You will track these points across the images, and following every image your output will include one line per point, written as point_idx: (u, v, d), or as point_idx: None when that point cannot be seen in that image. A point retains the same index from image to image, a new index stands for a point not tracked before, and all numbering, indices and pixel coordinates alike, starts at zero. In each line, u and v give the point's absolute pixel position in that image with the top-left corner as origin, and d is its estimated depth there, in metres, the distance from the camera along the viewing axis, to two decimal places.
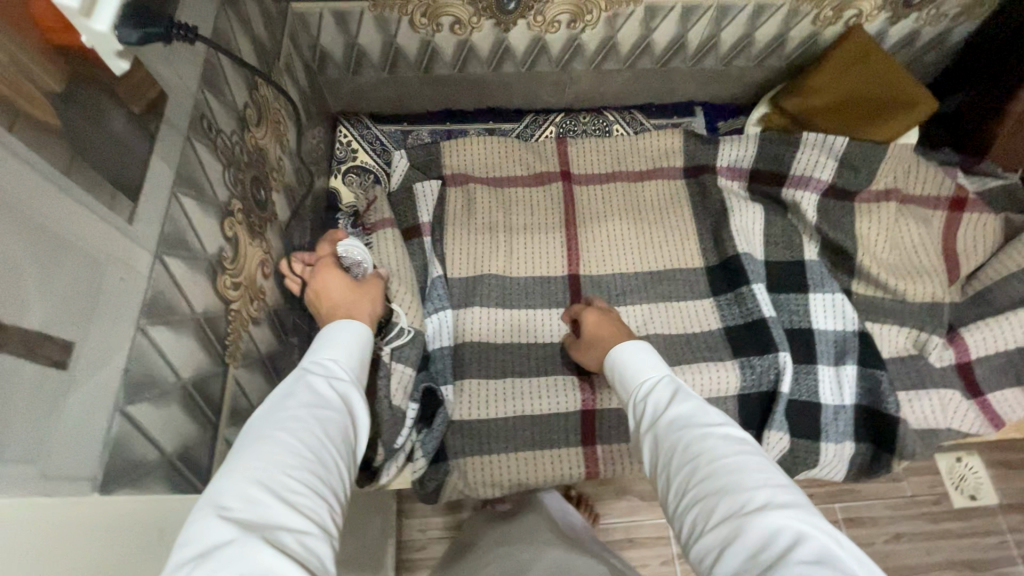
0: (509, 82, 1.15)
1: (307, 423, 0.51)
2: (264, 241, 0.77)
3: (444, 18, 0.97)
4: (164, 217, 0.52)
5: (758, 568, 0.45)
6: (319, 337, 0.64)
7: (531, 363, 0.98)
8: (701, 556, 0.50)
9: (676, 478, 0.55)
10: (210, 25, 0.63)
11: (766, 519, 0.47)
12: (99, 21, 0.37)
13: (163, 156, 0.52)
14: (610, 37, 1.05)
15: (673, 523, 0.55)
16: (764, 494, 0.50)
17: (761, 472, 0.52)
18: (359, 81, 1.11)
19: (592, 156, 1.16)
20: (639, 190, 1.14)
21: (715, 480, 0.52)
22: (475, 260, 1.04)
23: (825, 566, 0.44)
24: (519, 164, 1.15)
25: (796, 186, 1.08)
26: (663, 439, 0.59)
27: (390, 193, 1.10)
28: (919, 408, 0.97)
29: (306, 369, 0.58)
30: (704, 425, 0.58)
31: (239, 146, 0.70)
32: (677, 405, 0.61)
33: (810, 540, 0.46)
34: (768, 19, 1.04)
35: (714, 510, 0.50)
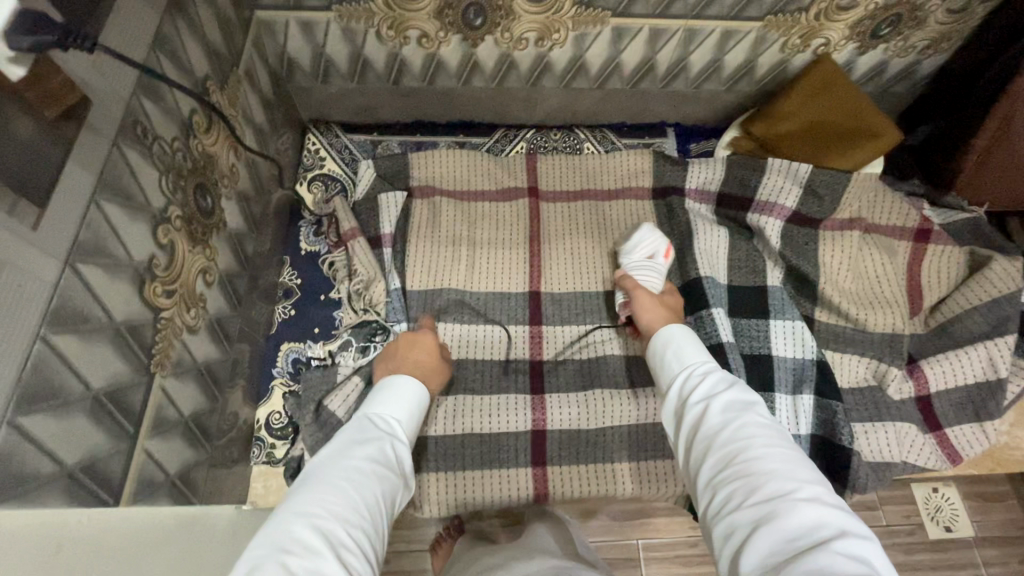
0: (479, 97, 1.15)
1: (366, 476, 0.60)
2: (208, 248, 0.76)
3: (410, 31, 0.98)
4: (80, 224, 0.51)
5: (792, 552, 0.45)
6: (378, 390, 0.75)
7: (485, 382, 0.96)
8: (732, 526, 0.50)
9: (720, 451, 0.55)
10: (152, 31, 0.63)
11: (814, 512, 0.47)
12: None
13: (82, 163, 0.52)
14: (579, 56, 1.05)
15: (705, 498, 0.55)
16: (813, 490, 0.49)
17: (810, 471, 0.52)
18: (328, 90, 1.11)
19: (559, 173, 1.17)
20: (606, 209, 1.14)
21: (764, 465, 0.52)
22: (436, 275, 1.04)
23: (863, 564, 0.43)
24: (489, 179, 1.15)
25: (761, 212, 1.08)
26: (712, 412, 0.59)
27: (353, 203, 1.10)
28: (876, 440, 0.95)
29: (371, 422, 0.69)
30: (754, 417, 0.58)
31: (180, 153, 0.69)
32: (732, 386, 0.62)
33: (855, 536, 0.45)
34: (735, 45, 1.04)
35: (759, 489, 0.50)
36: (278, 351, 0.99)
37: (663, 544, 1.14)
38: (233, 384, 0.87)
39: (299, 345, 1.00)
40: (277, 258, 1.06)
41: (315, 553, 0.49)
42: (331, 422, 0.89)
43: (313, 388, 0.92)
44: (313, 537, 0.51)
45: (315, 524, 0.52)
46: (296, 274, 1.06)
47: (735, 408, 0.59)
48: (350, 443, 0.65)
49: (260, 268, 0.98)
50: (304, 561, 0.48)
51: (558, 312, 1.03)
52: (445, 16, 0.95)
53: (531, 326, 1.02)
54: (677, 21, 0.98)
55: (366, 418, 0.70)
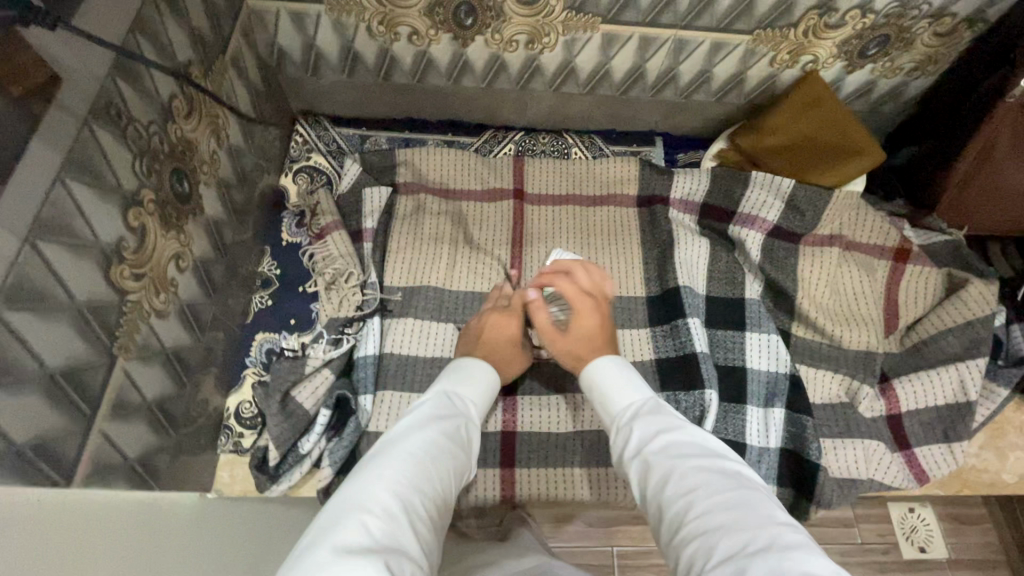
0: (469, 97, 1.15)
1: (444, 449, 0.62)
2: (183, 234, 0.76)
3: (400, 28, 0.98)
4: (43, 202, 0.51)
5: None
6: (454, 370, 0.76)
7: None
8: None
9: (672, 511, 0.56)
10: (132, 12, 0.63)
11: (768, 560, 0.47)
12: None
13: (49, 141, 0.52)
14: (569, 60, 1.06)
15: (672, 565, 0.55)
16: (770, 531, 0.50)
17: (765, 511, 0.53)
18: (317, 82, 1.11)
19: (545, 176, 1.17)
20: (589, 215, 1.16)
21: (713, 517, 0.53)
22: (414, 272, 1.03)
23: None
24: (474, 178, 1.15)
25: (741, 224, 1.09)
26: (654, 468, 0.61)
27: (337, 196, 1.10)
28: (843, 456, 0.95)
29: (442, 399, 0.70)
30: (698, 465, 0.59)
31: (157, 136, 0.69)
32: (669, 435, 0.64)
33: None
34: (724, 57, 1.05)
35: (715, 548, 0.50)
36: (252, 340, 0.99)
37: (635, 552, 1.14)
38: (203, 370, 0.87)
39: (274, 336, 1.00)
40: (258, 247, 1.05)
41: (391, 520, 0.51)
42: (299, 413, 0.90)
43: (281, 377, 0.91)
44: (388, 504, 0.52)
45: (390, 490, 0.53)
46: (275, 264, 1.06)
47: (677, 459, 0.60)
48: (419, 417, 0.65)
49: (239, 257, 0.98)
50: (382, 527, 0.50)
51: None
52: (435, 14, 0.95)
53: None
54: (667, 30, 0.98)
55: (440, 395, 0.70)
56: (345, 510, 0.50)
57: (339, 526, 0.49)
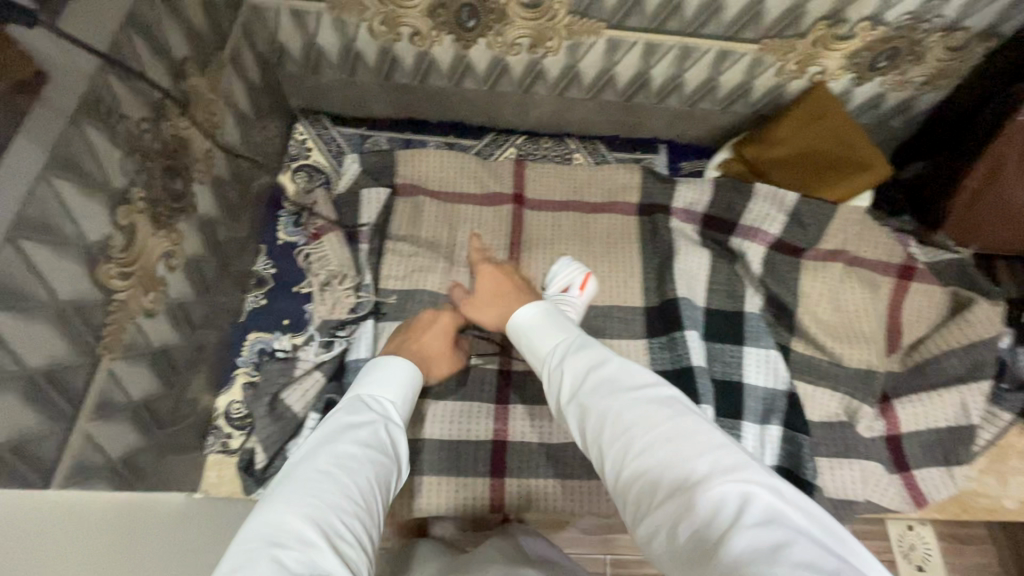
0: (470, 99, 1.14)
1: (360, 463, 0.64)
2: (174, 232, 0.75)
3: (402, 28, 0.97)
4: (26, 199, 0.50)
5: (710, 534, 0.50)
6: (368, 371, 0.78)
7: (449, 387, 0.94)
8: (653, 525, 0.55)
9: (613, 454, 0.60)
10: (126, 7, 0.62)
11: (708, 484, 0.53)
12: None
13: (35, 139, 0.51)
14: (572, 65, 1.04)
15: (620, 496, 0.60)
16: (704, 459, 0.55)
17: (700, 437, 0.57)
18: (318, 80, 1.10)
19: (546, 182, 1.16)
20: (590, 222, 1.14)
21: (652, 455, 0.57)
22: (411, 275, 1.03)
23: (773, 524, 0.49)
24: (474, 182, 1.14)
25: (743, 236, 1.07)
26: (591, 412, 0.64)
27: (335, 197, 1.09)
28: (840, 477, 0.93)
29: (359, 406, 0.72)
30: (630, 399, 0.62)
31: (149, 133, 0.68)
32: (598, 373, 0.67)
33: (750, 493, 0.52)
34: (730, 66, 1.03)
35: (662, 482, 0.56)
36: (245, 340, 0.98)
37: (629, 562, 1.13)
38: (192, 368, 0.86)
39: (266, 336, 0.99)
40: (254, 246, 1.05)
41: (307, 547, 0.53)
42: (288, 415, 0.89)
43: (270, 380, 0.91)
44: (301, 532, 0.54)
45: (303, 511, 0.56)
46: (270, 263, 1.05)
47: (609, 400, 0.63)
48: (336, 432, 0.68)
49: (233, 256, 0.97)
50: (295, 556, 0.52)
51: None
52: (437, 15, 0.94)
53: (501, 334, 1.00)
54: (673, 37, 0.97)
55: (356, 401, 0.73)
56: (252, 550, 0.52)
57: (264, 551, 0.52)
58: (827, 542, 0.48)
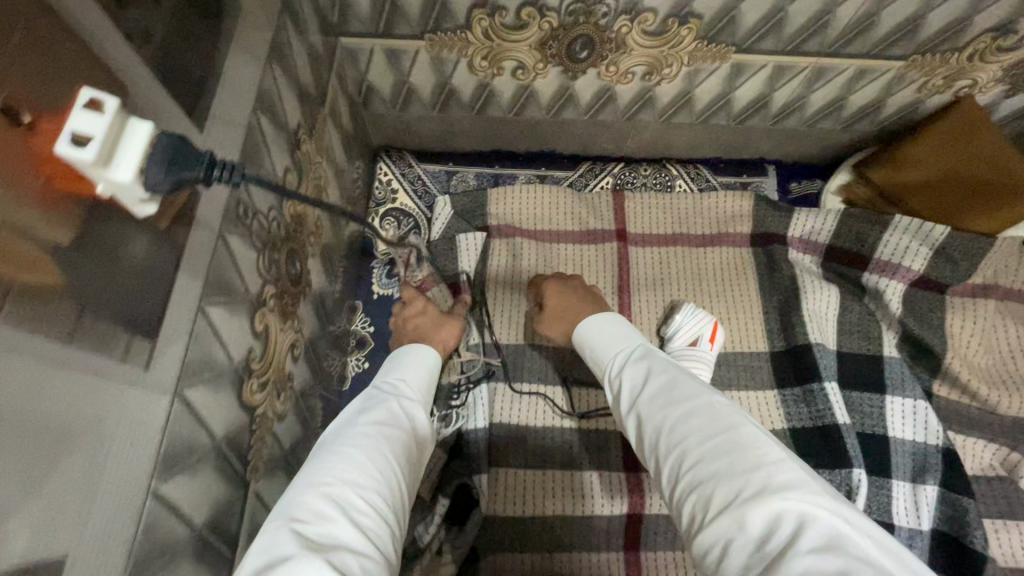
0: (567, 129, 1.04)
1: (376, 437, 0.59)
2: (296, 320, 0.69)
3: (506, 62, 0.88)
4: (188, 342, 0.44)
5: (768, 560, 0.44)
6: (389, 361, 0.78)
7: (574, 454, 0.88)
8: (704, 544, 0.49)
9: (666, 465, 0.56)
10: (254, 87, 0.54)
11: (768, 505, 0.47)
12: (118, 168, 0.28)
13: (192, 270, 0.44)
14: (687, 91, 0.94)
15: (676, 511, 0.54)
16: (760, 475, 0.49)
17: (759, 453, 0.51)
18: (405, 118, 1.01)
19: (648, 213, 1.07)
20: (700, 257, 1.05)
21: (704, 467, 0.52)
22: (517, 328, 0.95)
23: (834, 552, 0.42)
24: (570, 217, 1.05)
25: (880, 272, 0.98)
26: (647, 419, 0.60)
27: (430, 245, 1.03)
28: (1007, 542, 0.86)
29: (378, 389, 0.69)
30: (681, 408, 0.58)
31: (276, 221, 0.61)
32: (657, 378, 0.63)
33: (814, 523, 0.45)
34: (866, 84, 0.92)
35: (713, 499, 0.50)
36: None
37: None
38: None
39: None
40: (349, 303, 0.98)
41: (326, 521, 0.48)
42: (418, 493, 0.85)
43: None
44: (319, 507, 0.50)
45: (327, 483, 0.52)
46: (368, 321, 1.00)
47: (661, 408, 0.59)
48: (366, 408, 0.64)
49: (335, 319, 0.91)
50: (312, 528, 0.48)
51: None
52: (547, 47, 0.84)
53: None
54: (809, 59, 0.86)
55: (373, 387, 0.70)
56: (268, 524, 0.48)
57: (285, 523, 0.48)
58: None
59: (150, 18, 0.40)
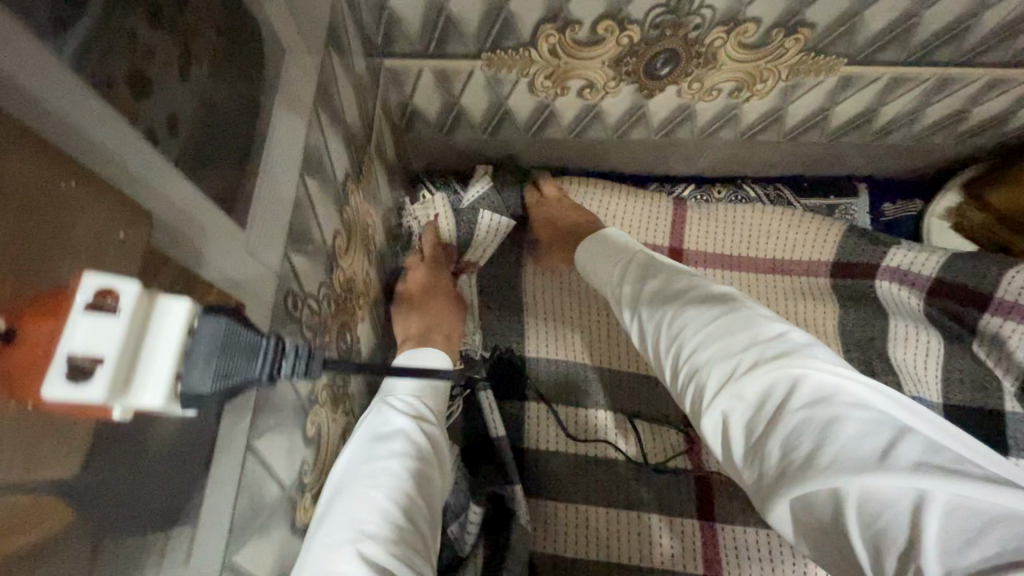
0: (632, 149, 0.93)
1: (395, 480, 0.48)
2: (348, 400, 0.59)
3: (573, 81, 0.76)
4: (238, 495, 0.35)
5: (762, 424, 0.43)
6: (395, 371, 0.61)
7: (639, 493, 0.76)
8: (707, 428, 0.48)
9: (671, 358, 0.54)
10: (301, 149, 0.44)
11: (758, 372, 0.45)
12: (144, 393, 0.19)
13: (241, 406, 0.34)
14: (779, 108, 0.82)
15: (680, 401, 0.54)
16: (754, 349, 0.47)
17: (750, 328, 0.49)
18: (452, 141, 0.91)
19: (714, 232, 0.95)
20: (770, 280, 0.93)
21: (701, 352, 0.50)
22: (565, 349, 0.86)
23: (824, 404, 0.41)
24: (621, 225, 0.94)
25: (1001, 314, 0.81)
26: (648, 324, 0.58)
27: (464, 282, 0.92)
28: None
29: (392, 408, 0.55)
30: (680, 301, 0.56)
31: (326, 298, 0.51)
32: (652, 281, 0.60)
33: (806, 381, 0.42)
34: (996, 96, 0.79)
35: (709, 380, 0.48)
36: None
37: None
38: None
39: None
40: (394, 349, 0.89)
41: None
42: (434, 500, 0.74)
43: None
44: None
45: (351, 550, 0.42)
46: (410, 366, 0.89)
47: (663, 307, 0.57)
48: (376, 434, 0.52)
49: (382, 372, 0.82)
50: None
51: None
52: (624, 63, 0.72)
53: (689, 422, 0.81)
54: (935, 70, 0.73)
55: (384, 403, 0.55)
56: None
57: None
58: (900, 425, 0.39)
59: (181, 96, 0.30)
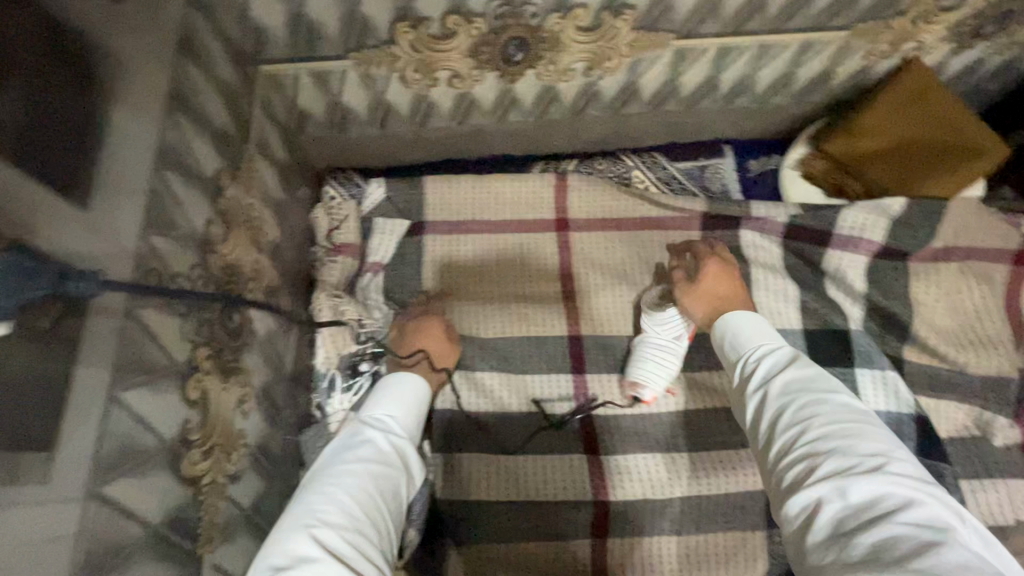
0: (515, 131, 1.01)
1: (361, 477, 0.62)
2: (243, 374, 0.66)
3: (441, 71, 0.84)
4: (99, 435, 0.41)
5: (861, 521, 0.50)
6: (380, 389, 0.76)
7: (532, 441, 0.89)
8: (790, 504, 0.55)
9: (783, 438, 0.60)
10: (153, 145, 0.50)
11: (874, 481, 0.52)
12: None
13: (94, 360, 0.41)
14: (633, 82, 0.91)
15: (773, 475, 0.60)
16: (882, 462, 0.54)
17: (876, 442, 0.56)
18: (346, 138, 0.97)
19: (595, 196, 1.04)
20: (647, 239, 1.02)
21: (825, 443, 0.56)
22: (469, 321, 0.96)
23: (930, 528, 0.48)
24: (510, 205, 1.04)
25: (840, 248, 0.95)
26: (771, 400, 0.63)
27: (369, 268, 0.98)
28: (983, 500, 0.86)
29: (364, 426, 0.70)
30: (818, 390, 0.61)
31: (202, 279, 0.57)
32: (799, 368, 0.64)
33: (919, 506, 0.50)
34: (813, 56, 0.90)
35: (819, 466, 0.55)
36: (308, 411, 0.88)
37: None
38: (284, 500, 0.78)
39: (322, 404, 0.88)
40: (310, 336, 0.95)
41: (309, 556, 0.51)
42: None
43: (308, 448, 0.82)
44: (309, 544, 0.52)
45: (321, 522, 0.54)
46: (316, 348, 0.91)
47: (792, 390, 0.62)
48: (346, 446, 0.66)
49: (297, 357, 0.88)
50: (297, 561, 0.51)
51: (606, 361, 0.94)
52: (481, 52, 0.81)
53: (576, 374, 0.93)
54: (751, 38, 0.84)
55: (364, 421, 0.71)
56: (268, 548, 0.52)
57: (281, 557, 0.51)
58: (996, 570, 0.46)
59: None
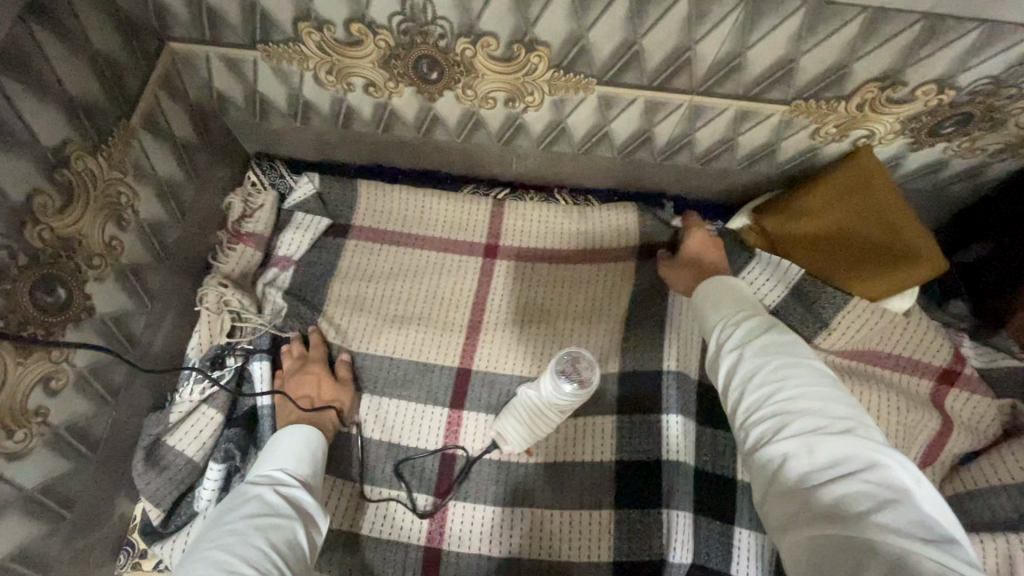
0: (444, 149, 0.98)
1: (248, 534, 0.59)
2: (57, 350, 0.64)
3: (354, 78, 0.81)
4: None
5: (824, 478, 0.48)
6: (271, 446, 0.73)
7: (386, 471, 0.85)
8: (758, 460, 0.53)
9: (753, 396, 0.56)
10: None
11: (840, 442, 0.49)
12: None
13: None
14: (559, 121, 0.87)
15: (739, 432, 0.57)
16: (851, 423, 0.51)
17: (849, 407, 0.53)
18: (269, 127, 0.95)
19: (528, 227, 0.99)
20: (569, 278, 0.95)
21: (796, 404, 0.53)
22: (362, 335, 0.91)
23: (894, 490, 0.46)
24: (437, 222, 0.99)
25: None
26: (745, 362, 0.58)
27: (268, 262, 0.95)
28: None
29: (253, 483, 0.67)
30: (795, 355, 0.57)
31: (3, 250, 0.56)
32: (775, 332, 0.60)
33: (886, 467, 0.48)
34: (752, 127, 0.85)
35: (788, 426, 0.52)
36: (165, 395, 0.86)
37: None
38: (104, 482, 0.76)
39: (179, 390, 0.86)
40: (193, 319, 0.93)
41: None
42: (176, 465, 0.79)
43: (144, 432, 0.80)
44: None
45: None
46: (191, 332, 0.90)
47: (768, 351, 0.58)
48: (232, 507, 0.64)
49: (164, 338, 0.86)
50: None
51: (487, 400, 0.88)
52: (392, 66, 0.78)
53: (452, 410, 0.88)
54: (680, 97, 0.79)
55: (252, 480, 0.68)
56: None
57: None
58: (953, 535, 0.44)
59: None
